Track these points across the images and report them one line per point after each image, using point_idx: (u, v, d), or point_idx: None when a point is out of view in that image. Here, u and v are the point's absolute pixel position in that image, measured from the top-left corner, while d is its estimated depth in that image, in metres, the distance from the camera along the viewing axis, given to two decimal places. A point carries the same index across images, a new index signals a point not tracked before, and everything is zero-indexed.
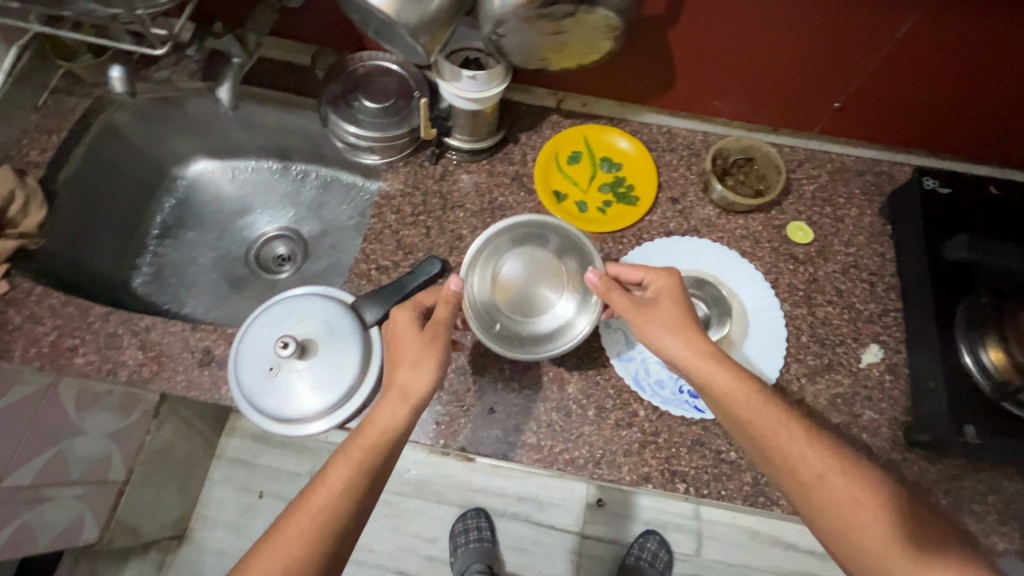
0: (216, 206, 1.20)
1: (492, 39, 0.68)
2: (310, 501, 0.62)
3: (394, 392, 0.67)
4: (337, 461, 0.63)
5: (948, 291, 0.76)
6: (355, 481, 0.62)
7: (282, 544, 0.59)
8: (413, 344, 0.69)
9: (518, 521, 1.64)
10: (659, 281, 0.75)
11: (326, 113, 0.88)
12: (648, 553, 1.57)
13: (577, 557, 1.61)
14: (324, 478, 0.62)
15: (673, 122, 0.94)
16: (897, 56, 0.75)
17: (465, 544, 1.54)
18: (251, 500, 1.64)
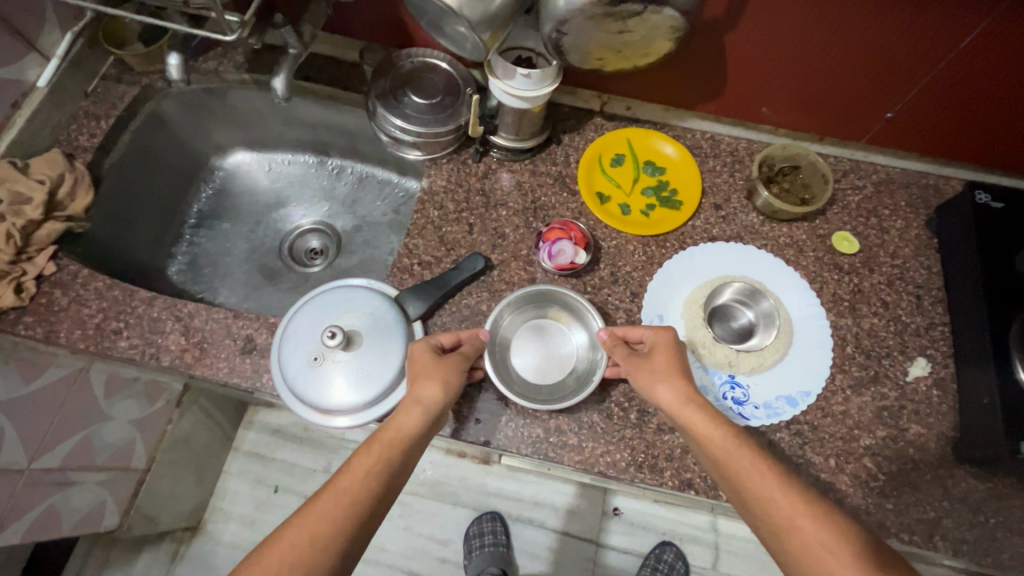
0: (252, 197, 1.20)
1: (552, 38, 0.68)
2: (338, 482, 0.61)
3: (408, 401, 0.68)
4: (365, 449, 0.64)
5: (1001, 305, 0.75)
6: (383, 466, 0.63)
7: (308, 520, 0.58)
8: (430, 357, 0.71)
9: (533, 527, 1.63)
10: (655, 335, 0.74)
11: (374, 106, 0.88)
12: (664, 564, 1.55)
13: (592, 566, 1.59)
14: (351, 463, 0.62)
15: (718, 128, 0.94)
16: (957, 68, 0.74)
17: (480, 548, 1.53)
18: (266, 494, 1.63)
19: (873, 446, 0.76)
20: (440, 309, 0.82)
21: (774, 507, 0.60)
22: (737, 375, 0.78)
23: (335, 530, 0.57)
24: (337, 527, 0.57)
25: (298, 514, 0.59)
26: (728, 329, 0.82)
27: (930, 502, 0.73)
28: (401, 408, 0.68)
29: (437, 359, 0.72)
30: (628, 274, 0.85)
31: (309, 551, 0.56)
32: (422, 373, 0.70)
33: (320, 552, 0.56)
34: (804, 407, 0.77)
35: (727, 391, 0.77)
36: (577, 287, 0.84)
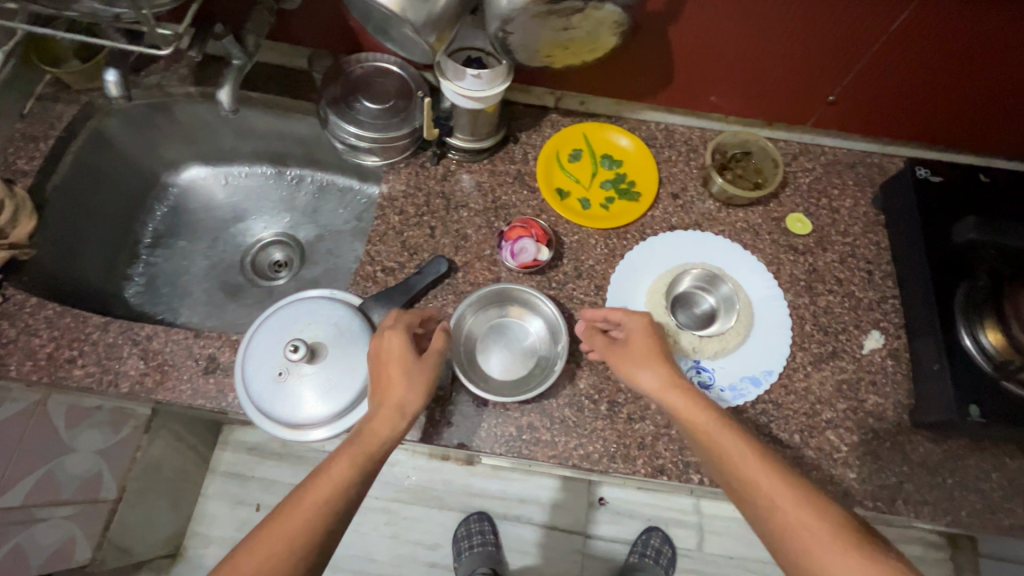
0: (210, 212, 1.18)
1: (499, 37, 0.68)
2: (314, 491, 0.61)
3: (385, 405, 0.67)
4: (339, 457, 0.64)
5: (945, 275, 0.78)
6: (357, 474, 0.63)
7: (283, 530, 0.58)
8: (408, 358, 0.70)
9: (521, 524, 1.63)
10: (633, 321, 0.76)
11: (326, 114, 0.87)
12: (651, 550, 1.57)
13: (581, 557, 1.61)
14: (326, 470, 0.62)
15: (671, 119, 0.96)
16: (890, 47, 0.77)
17: (469, 549, 1.53)
18: (247, 513, 1.60)
19: (835, 419, 0.78)
20: None
21: (759, 487, 0.61)
22: (701, 360, 0.79)
23: (307, 539, 0.58)
24: (310, 537, 0.59)
25: (271, 521, 0.59)
26: (693, 316, 0.84)
27: (891, 469, 0.76)
28: (376, 411, 0.67)
29: (416, 358, 0.71)
30: (591, 267, 0.86)
31: (283, 562, 0.57)
32: (395, 377, 0.69)
33: (293, 562, 0.57)
34: (767, 385, 0.79)
35: (693, 376, 0.79)
36: (543, 283, 0.85)
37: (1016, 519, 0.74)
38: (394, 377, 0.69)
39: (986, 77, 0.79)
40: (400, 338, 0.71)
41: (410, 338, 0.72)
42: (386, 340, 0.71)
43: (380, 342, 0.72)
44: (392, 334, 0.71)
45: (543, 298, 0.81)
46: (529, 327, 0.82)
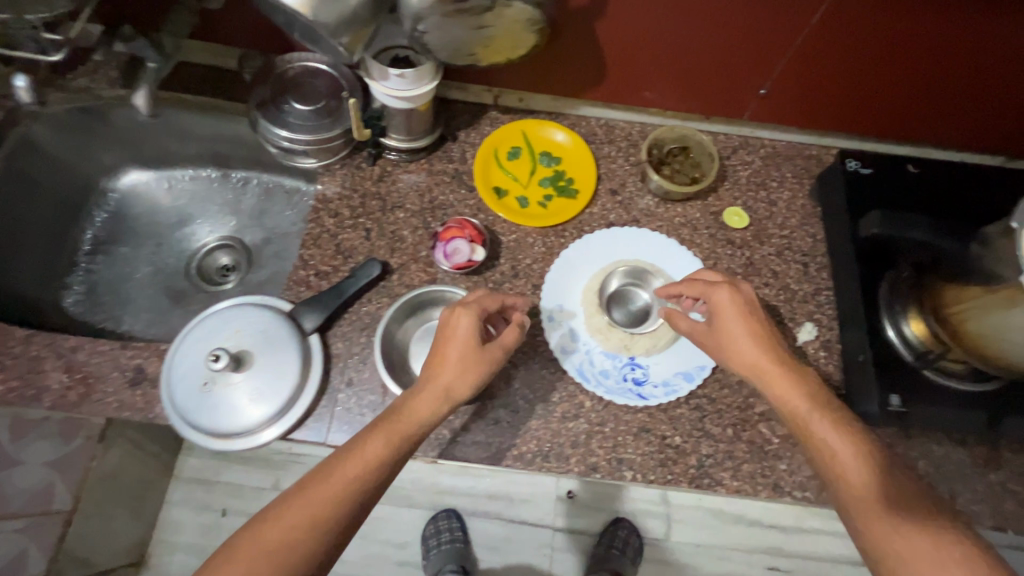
0: (152, 217, 1.15)
1: (414, 36, 0.67)
2: (346, 465, 0.59)
3: (433, 387, 0.67)
4: (377, 434, 0.62)
5: (872, 267, 0.79)
6: (394, 454, 0.61)
7: (309, 500, 0.57)
8: (469, 344, 0.69)
9: (491, 520, 1.64)
10: (717, 299, 0.73)
11: (255, 118, 0.85)
12: (618, 540, 1.57)
13: (550, 550, 1.62)
14: (362, 447, 0.61)
15: (610, 114, 0.95)
16: (818, 35, 0.77)
17: (438, 546, 1.54)
18: (213, 518, 1.59)
19: (767, 412, 0.79)
20: (339, 319, 0.81)
21: (847, 487, 0.59)
22: (636, 356, 0.80)
23: (335, 512, 0.57)
24: (337, 510, 0.57)
25: (298, 490, 0.58)
26: (627, 312, 0.84)
27: None
28: (424, 391, 0.66)
29: (478, 346, 0.70)
30: (528, 266, 0.86)
31: (308, 532, 0.55)
32: (456, 363, 0.68)
33: (318, 533, 0.55)
34: (700, 381, 0.79)
35: (627, 373, 0.79)
36: (478, 284, 0.84)
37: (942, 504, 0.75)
38: (452, 360, 0.68)
39: (915, 65, 0.79)
40: (468, 321, 0.70)
41: (479, 323, 0.71)
42: (452, 319, 0.71)
43: (449, 321, 0.71)
44: (461, 315, 0.71)
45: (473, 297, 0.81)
46: None
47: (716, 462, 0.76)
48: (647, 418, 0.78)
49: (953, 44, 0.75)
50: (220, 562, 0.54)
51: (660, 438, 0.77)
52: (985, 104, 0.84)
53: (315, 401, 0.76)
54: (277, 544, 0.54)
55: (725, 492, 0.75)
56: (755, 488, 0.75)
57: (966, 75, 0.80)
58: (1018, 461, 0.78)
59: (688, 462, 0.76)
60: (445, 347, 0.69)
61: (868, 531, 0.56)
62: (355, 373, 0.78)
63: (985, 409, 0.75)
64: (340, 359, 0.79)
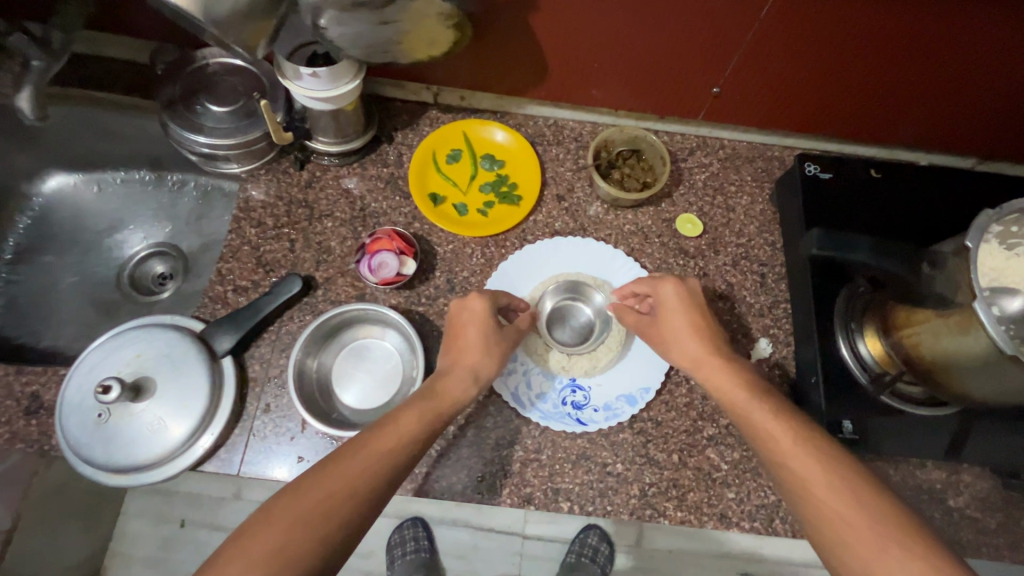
0: (82, 223, 1.05)
1: (317, 31, 0.61)
2: (380, 438, 0.54)
3: (460, 368, 0.65)
4: (410, 410, 0.58)
5: (830, 280, 0.74)
6: (429, 430, 0.58)
7: (344, 470, 0.50)
8: (489, 326, 0.69)
9: (457, 527, 1.52)
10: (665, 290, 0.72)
11: (165, 121, 0.78)
12: (588, 548, 1.42)
13: (519, 558, 1.51)
14: (398, 420, 0.56)
15: (558, 113, 0.89)
16: (770, 32, 0.71)
17: (402, 556, 1.42)
18: (171, 531, 1.41)
19: (716, 436, 0.74)
20: (258, 339, 0.75)
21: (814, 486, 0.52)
22: (576, 378, 0.75)
23: (370, 483, 0.50)
24: (374, 483, 0.51)
25: (333, 459, 0.51)
26: (570, 330, 0.79)
27: (771, 487, 0.72)
28: (451, 371, 0.65)
29: (496, 327, 0.70)
30: (465, 280, 0.80)
31: (345, 503, 0.48)
32: (474, 345, 0.67)
33: (357, 504, 0.49)
34: (643, 404, 0.74)
35: (567, 396, 0.74)
36: (410, 299, 0.78)
37: None
38: (472, 342, 0.67)
39: (876, 63, 0.74)
40: (484, 302, 0.69)
41: (493, 305, 0.71)
42: (466, 304, 0.70)
43: (459, 307, 0.70)
44: (474, 297, 0.70)
45: (398, 314, 0.74)
46: (388, 346, 0.77)
47: (659, 492, 0.71)
48: (587, 444, 0.72)
49: (916, 42, 0.69)
50: (249, 533, 0.45)
51: (601, 466, 0.72)
52: (954, 104, 0.79)
53: (227, 430, 0.71)
54: (313, 514, 0.47)
55: (668, 524, 0.70)
56: (701, 519, 0.70)
57: (932, 74, 0.74)
58: (981, 486, 0.73)
59: (630, 492, 0.71)
60: (463, 329, 0.68)
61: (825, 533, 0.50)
62: (273, 399, 0.73)
63: (945, 432, 0.70)
64: (257, 383, 0.73)
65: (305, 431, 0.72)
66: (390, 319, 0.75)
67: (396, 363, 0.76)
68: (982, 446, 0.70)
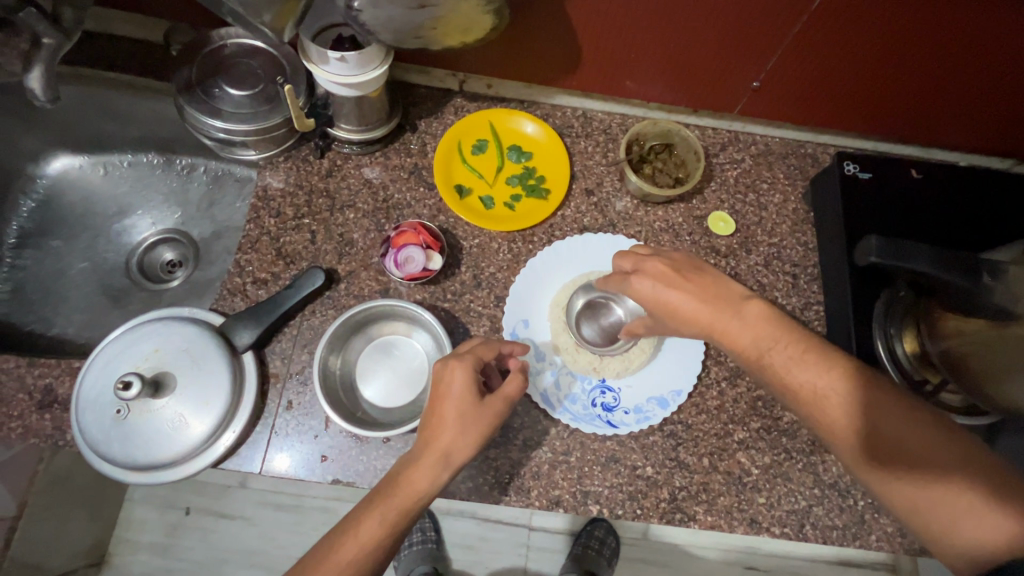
0: (89, 209, 1.01)
1: (348, 13, 0.58)
2: (336, 557, 0.52)
3: (432, 454, 0.57)
4: (371, 515, 0.54)
5: (868, 284, 0.72)
6: (392, 535, 0.54)
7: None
8: (468, 403, 0.59)
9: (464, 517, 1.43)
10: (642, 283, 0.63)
11: (181, 104, 0.74)
12: (595, 541, 1.35)
13: (526, 551, 1.42)
14: (355, 532, 0.54)
15: (588, 104, 0.86)
16: (816, 27, 0.68)
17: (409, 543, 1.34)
18: (177, 518, 1.34)
19: (747, 440, 0.73)
20: (279, 334, 0.73)
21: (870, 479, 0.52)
22: (606, 379, 0.73)
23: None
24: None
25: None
26: (600, 329, 0.75)
27: (801, 492, 0.71)
28: (422, 459, 0.57)
29: (476, 401, 0.60)
30: (491, 276, 0.77)
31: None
32: (452, 425, 0.58)
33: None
34: (675, 407, 0.72)
35: (596, 398, 0.73)
36: (435, 295, 0.76)
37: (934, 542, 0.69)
38: (448, 421, 0.58)
39: (923, 62, 0.71)
40: (463, 375, 0.60)
41: (476, 376, 0.61)
42: (444, 370, 0.61)
43: (440, 367, 0.61)
44: (453, 367, 0.61)
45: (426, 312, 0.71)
46: (415, 344, 0.74)
47: (689, 496, 0.70)
48: (616, 447, 0.71)
49: (968, 42, 0.66)
50: None
51: (630, 469, 0.70)
52: (1000, 106, 0.76)
53: (248, 428, 0.69)
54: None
55: (698, 528, 0.69)
56: (731, 524, 0.69)
57: (981, 76, 0.71)
58: None
59: (660, 495, 0.70)
60: (441, 399, 0.60)
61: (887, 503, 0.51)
62: (295, 396, 0.71)
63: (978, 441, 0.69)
64: (278, 379, 0.71)
65: (329, 429, 0.70)
66: (419, 318, 0.72)
67: (423, 362, 0.73)
68: None
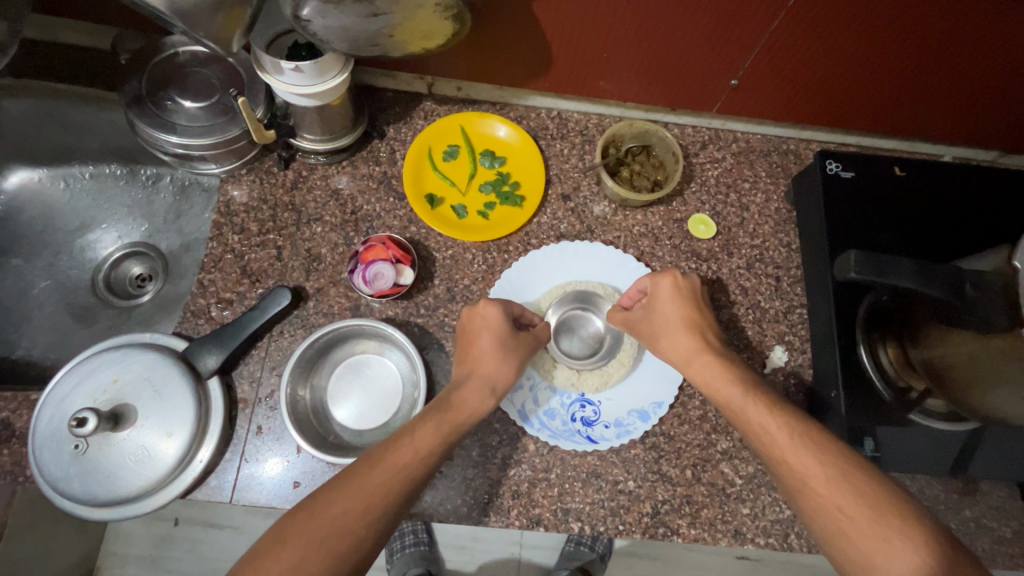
0: (49, 225, 0.92)
1: (297, 23, 0.55)
2: (390, 461, 0.54)
3: (475, 378, 0.63)
4: (355, 477, 0.52)
5: (850, 287, 0.71)
6: (441, 447, 0.57)
7: (345, 492, 0.51)
8: (501, 335, 0.66)
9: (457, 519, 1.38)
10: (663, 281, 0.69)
11: (133, 120, 0.71)
12: (587, 538, 1.32)
13: (518, 547, 1.36)
14: (412, 436, 0.56)
15: (562, 105, 0.83)
16: (796, 22, 0.65)
17: (400, 551, 1.29)
18: (166, 529, 1.30)
19: (730, 450, 0.71)
20: (246, 357, 0.71)
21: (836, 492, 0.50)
22: (585, 394, 0.72)
23: (370, 503, 0.51)
24: (373, 513, 0.51)
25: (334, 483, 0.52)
26: (584, 341, 0.75)
27: (786, 501, 0.70)
28: (465, 387, 0.63)
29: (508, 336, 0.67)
30: (466, 288, 0.75)
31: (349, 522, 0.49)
32: (490, 354, 0.64)
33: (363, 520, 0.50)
34: (656, 419, 0.71)
35: (576, 412, 0.71)
36: (408, 310, 0.73)
37: None
38: (487, 350, 0.65)
39: (906, 57, 0.69)
40: (498, 313, 0.66)
41: (508, 317, 0.67)
42: (479, 308, 0.67)
43: (477, 308, 0.68)
44: (489, 303, 0.67)
45: (395, 330, 0.69)
46: (389, 362, 0.72)
47: (671, 509, 0.69)
48: (597, 462, 0.70)
49: (953, 34, 0.64)
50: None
51: (611, 484, 0.69)
52: (983, 100, 0.74)
53: (217, 455, 0.67)
54: (321, 533, 0.48)
55: (681, 542, 0.68)
56: (715, 536, 0.68)
57: (965, 70, 0.69)
58: (997, 495, 0.71)
59: (642, 510, 0.68)
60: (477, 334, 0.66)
61: (849, 531, 0.50)
62: (264, 420, 0.68)
63: (957, 445, 0.68)
64: (247, 405, 0.69)
65: (301, 454, 0.68)
66: (390, 337, 0.70)
67: (397, 380, 0.71)
68: (995, 457, 0.69)
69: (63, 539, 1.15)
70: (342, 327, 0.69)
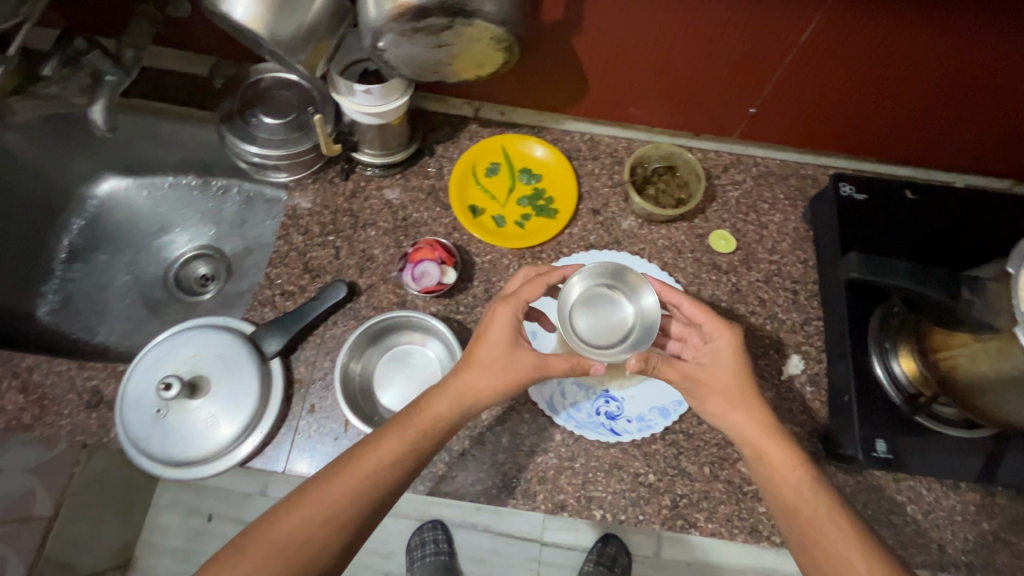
0: (131, 226, 1.04)
1: (373, 52, 0.65)
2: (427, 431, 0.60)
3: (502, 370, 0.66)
4: (390, 438, 0.59)
5: (864, 300, 0.75)
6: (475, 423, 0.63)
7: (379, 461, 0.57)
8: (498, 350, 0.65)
9: (477, 532, 1.39)
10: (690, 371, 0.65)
11: (223, 133, 0.82)
12: (607, 558, 1.31)
13: (537, 565, 1.37)
14: (446, 410, 0.62)
15: (595, 130, 0.92)
16: (807, 56, 0.72)
17: (421, 559, 1.30)
18: (200, 524, 1.33)
19: None
20: (304, 342, 0.79)
21: None
22: (609, 390, 0.77)
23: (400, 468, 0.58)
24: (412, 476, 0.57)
25: None
26: (600, 324, 0.74)
27: None
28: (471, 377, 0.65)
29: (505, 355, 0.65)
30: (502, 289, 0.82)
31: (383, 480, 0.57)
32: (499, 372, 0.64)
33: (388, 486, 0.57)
34: (676, 416, 0.76)
35: (600, 406, 0.76)
36: (449, 307, 0.81)
37: (928, 555, 0.70)
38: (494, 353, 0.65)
39: (913, 88, 0.75)
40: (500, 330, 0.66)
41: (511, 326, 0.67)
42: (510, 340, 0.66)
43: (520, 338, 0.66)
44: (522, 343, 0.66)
45: (434, 321, 0.77)
46: (427, 351, 0.80)
47: (689, 503, 0.72)
48: (619, 454, 0.74)
49: (955, 69, 0.70)
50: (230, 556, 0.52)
51: (633, 476, 0.73)
52: (991, 130, 0.79)
53: (274, 429, 0.74)
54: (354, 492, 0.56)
55: (699, 535, 0.71)
56: (731, 532, 0.71)
57: (968, 100, 0.75)
58: (1013, 508, 0.72)
59: (661, 502, 0.72)
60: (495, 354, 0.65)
61: None
62: (318, 399, 0.76)
63: (971, 454, 0.71)
64: (302, 385, 0.76)
65: (348, 432, 0.74)
66: (432, 328, 0.78)
67: (433, 368, 0.78)
68: (1011, 470, 0.70)
69: (108, 525, 1.22)
70: (387, 319, 0.77)
